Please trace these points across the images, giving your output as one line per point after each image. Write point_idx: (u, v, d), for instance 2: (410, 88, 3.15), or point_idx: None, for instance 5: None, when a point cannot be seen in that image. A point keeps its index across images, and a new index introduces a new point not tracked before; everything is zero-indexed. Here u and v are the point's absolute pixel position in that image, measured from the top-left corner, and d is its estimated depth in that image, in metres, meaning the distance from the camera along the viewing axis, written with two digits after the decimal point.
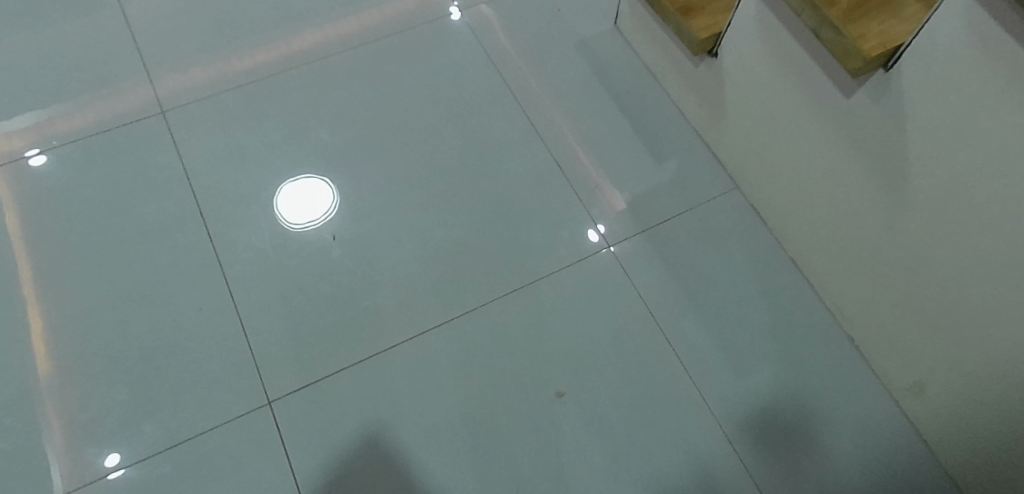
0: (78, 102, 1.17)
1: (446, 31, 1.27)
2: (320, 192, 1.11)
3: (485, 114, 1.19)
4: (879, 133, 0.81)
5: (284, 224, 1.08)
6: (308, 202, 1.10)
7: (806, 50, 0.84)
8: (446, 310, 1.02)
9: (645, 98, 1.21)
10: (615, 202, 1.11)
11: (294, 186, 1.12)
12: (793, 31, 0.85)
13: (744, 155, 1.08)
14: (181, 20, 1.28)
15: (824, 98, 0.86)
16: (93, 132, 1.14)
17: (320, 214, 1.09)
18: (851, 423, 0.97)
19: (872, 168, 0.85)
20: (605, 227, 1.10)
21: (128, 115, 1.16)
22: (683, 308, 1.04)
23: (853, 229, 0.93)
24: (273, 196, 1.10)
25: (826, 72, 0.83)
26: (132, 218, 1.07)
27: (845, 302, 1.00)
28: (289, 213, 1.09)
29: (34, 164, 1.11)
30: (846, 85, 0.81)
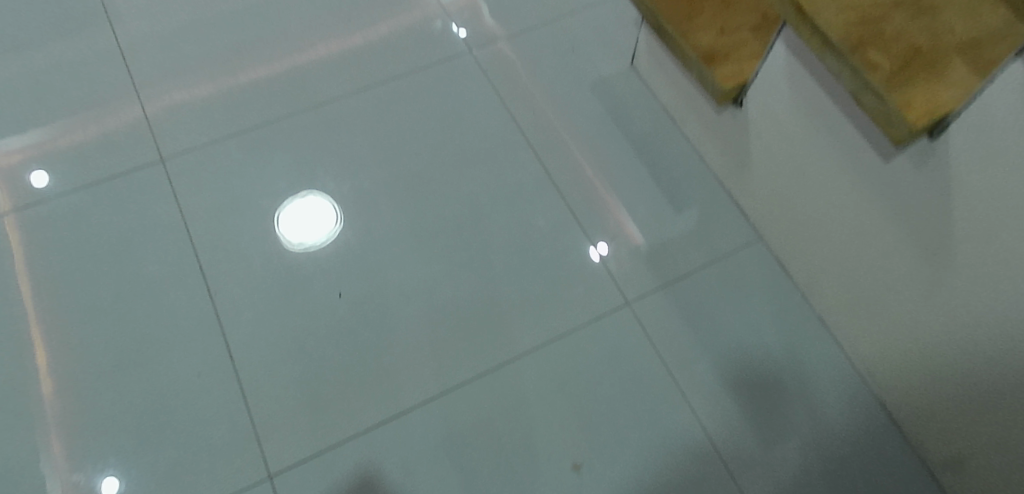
0: (82, 118, 1.14)
1: (456, 73, 1.23)
2: (324, 212, 1.09)
3: (497, 159, 1.14)
4: (919, 199, 0.76)
5: (283, 240, 1.07)
6: (311, 220, 1.09)
7: (841, 109, 0.79)
8: (457, 373, 0.98)
9: (664, 142, 1.15)
10: (633, 235, 1.07)
11: (295, 204, 1.10)
12: (827, 88, 0.80)
13: (768, 208, 1.02)
14: (180, 56, 1.22)
15: (859, 159, 0.81)
16: (99, 150, 1.12)
17: (323, 233, 1.08)
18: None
19: (908, 231, 0.80)
20: (606, 247, 1.07)
21: (136, 132, 1.14)
22: (705, 369, 0.98)
23: (887, 292, 0.87)
24: (274, 215, 1.09)
25: (862, 133, 0.79)
26: (127, 272, 1.02)
27: (876, 364, 0.95)
28: (290, 230, 1.08)
29: (38, 184, 1.08)
30: (884, 147, 0.77)
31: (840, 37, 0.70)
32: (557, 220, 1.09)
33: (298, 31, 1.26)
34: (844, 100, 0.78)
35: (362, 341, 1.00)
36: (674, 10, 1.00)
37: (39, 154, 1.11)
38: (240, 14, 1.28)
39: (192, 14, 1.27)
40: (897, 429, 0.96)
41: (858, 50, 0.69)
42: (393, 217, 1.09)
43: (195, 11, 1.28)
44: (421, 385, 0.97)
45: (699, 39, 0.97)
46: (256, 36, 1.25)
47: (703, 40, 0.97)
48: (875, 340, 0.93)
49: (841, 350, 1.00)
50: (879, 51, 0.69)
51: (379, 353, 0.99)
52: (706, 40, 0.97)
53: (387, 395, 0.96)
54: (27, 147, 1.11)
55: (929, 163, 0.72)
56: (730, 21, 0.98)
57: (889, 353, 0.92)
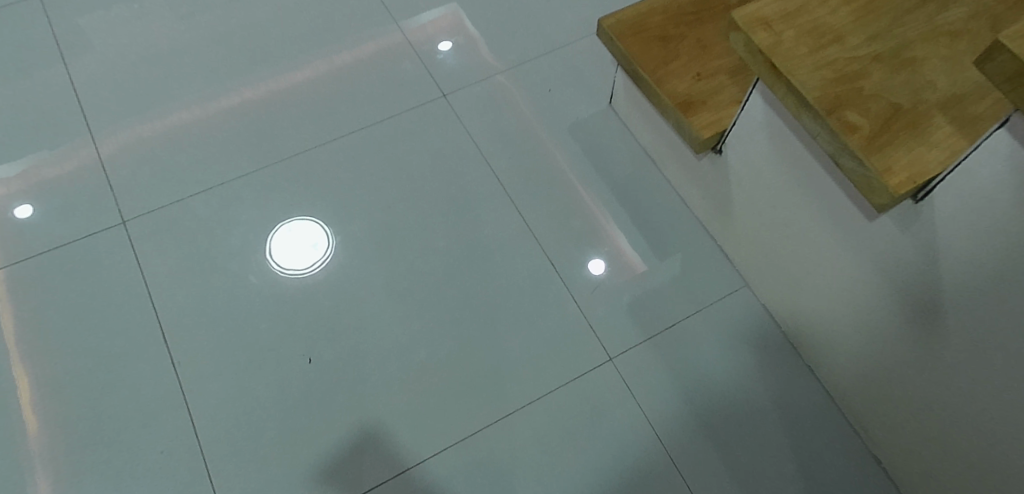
0: (66, 147, 1.13)
1: (430, 119, 1.19)
2: (316, 248, 1.07)
3: (473, 211, 1.10)
4: (907, 258, 0.72)
5: (268, 253, 1.06)
6: (303, 246, 1.07)
7: (822, 165, 0.76)
8: (432, 441, 0.94)
9: (645, 186, 1.11)
10: (635, 264, 1.04)
11: (286, 231, 1.09)
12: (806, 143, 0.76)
13: (754, 256, 0.99)
14: (143, 108, 1.18)
15: (845, 216, 0.78)
16: (83, 180, 1.10)
17: (315, 260, 1.06)
18: None
19: (897, 289, 0.76)
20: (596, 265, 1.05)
21: (121, 161, 1.13)
22: (694, 430, 0.94)
23: (878, 347, 0.83)
24: (265, 243, 1.07)
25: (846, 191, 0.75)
26: (86, 347, 0.98)
27: (869, 419, 0.91)
28: (282, 245, 1.07)
29: (22, 216, 1.07)
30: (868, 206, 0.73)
31: (817, 97, 0.67)
32: (537, 272, 1.05)
33: (267, 78, 1.22)
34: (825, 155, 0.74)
35: (335, 410, 0.95)
36: (648, 56, 0.97)
37: (22, 187, 1.09)
38: (206, 62, 1.23)
39: (155, 62, 1.23)
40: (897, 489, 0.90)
41: (835, 111, 0.66)
42: (366, 276, 1.05)
43: (159, 58, 1.23)
44: (396, 457, 0.93)
45: (675, 86, 0.94)
46: (223, 84, 1.21)
47: (678, 87, 0.94)
48: (868, 396, 0.89)
49: (834, 403, 0.96)
50: (858, 111, 0.66)
51: (353, 425, 0.95)
52: (681, 87, 0.94)
53: (362, 469, 0.92)
54: (12, 180, 1.10)
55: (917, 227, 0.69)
56: (706, 66, 0.96)
57: (886, 411, 0.87)
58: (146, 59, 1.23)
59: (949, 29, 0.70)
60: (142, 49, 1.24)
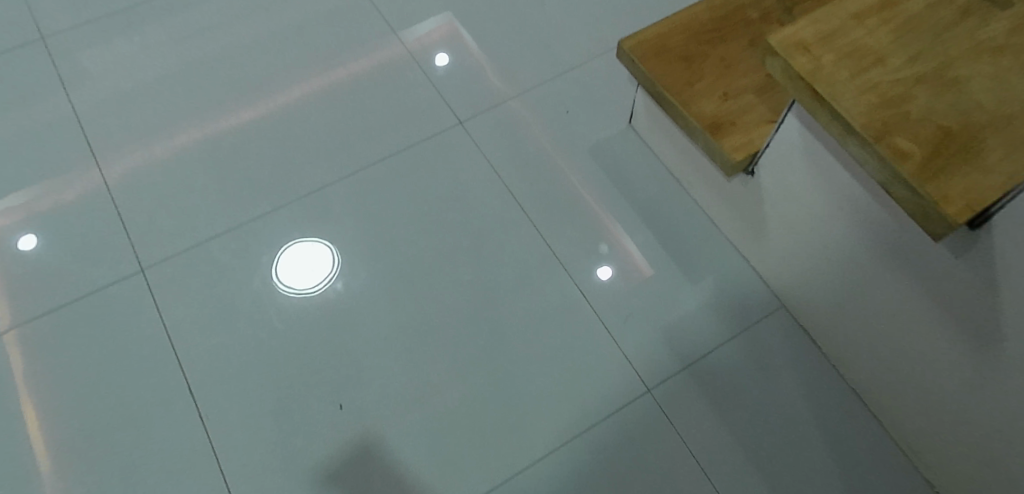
0: (72, 175, 1.12)
1: (449, 147, 1.17)
2: (323, 270, 1.06)
3: (497, 241, 1.08)
4: (959, 285, 0.70)
5: (275, 268, 1.06)
6: (309, 265, 1.06)
7: (866, 190, 0.74)
8: (472, 484, 0.91)
9: (673, 208, 1.09)
10: (643, 268, 1.04)
11: (294, 249, 1.08)
12: (847, 167, 0.74)
13: (792, 276, 0.97)
14: (155, 149, 1.15)
15: (890, 240, 0.76)
16: (87, 209, 1.10)
17: (321, 280, 1.05)
18: None
19: (947, 317, 0.74)
20: (604, 270, 1.04)
21: (124, 190, 1.12)
22: (739, 461, 0.91)
23: (928, 373, 0.81)
24: (271, 261, 1.06)
25: (892, 216, 0.73)
26: (110, 402, 0.95)
27: (920, 444, 0.88)
28: (289, 262, 1.07)
29: (24, 248, 1.06)
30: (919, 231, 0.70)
31: (863, 124, 0.64)
32: (567, 301, 1.03)
33: (279, 111, 1.20)
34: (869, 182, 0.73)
35: (371, 457, 0.93)
36: (672, 77, 0.95)
37: (27, 218, 1.08)
38: (216, 98, 1.21)
39: (165, 101, 1.21)
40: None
41: (884, 138, 0.64)
42: (393, 313, 1.02)
43: (168, 97, 1.21)
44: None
45: (702, 107, 0.92)
46: (234, 120, 1.19)
47: (706, 109, 0.92)
48: (919, 420, 0.87)
49: (882, 428, 0.93)
50: (907, 137, 0.64)
51: (389, 471, 0.92)
52: (709, 108, 0.92)
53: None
54: (18, 209, 1.09)
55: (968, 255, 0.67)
56: (732, 85, 0.93)
57: (939, 436, 0.84)
58: (155, 98, 1.21)
59: (993, 45, 0.67)
60: (151, 89, 1.22)
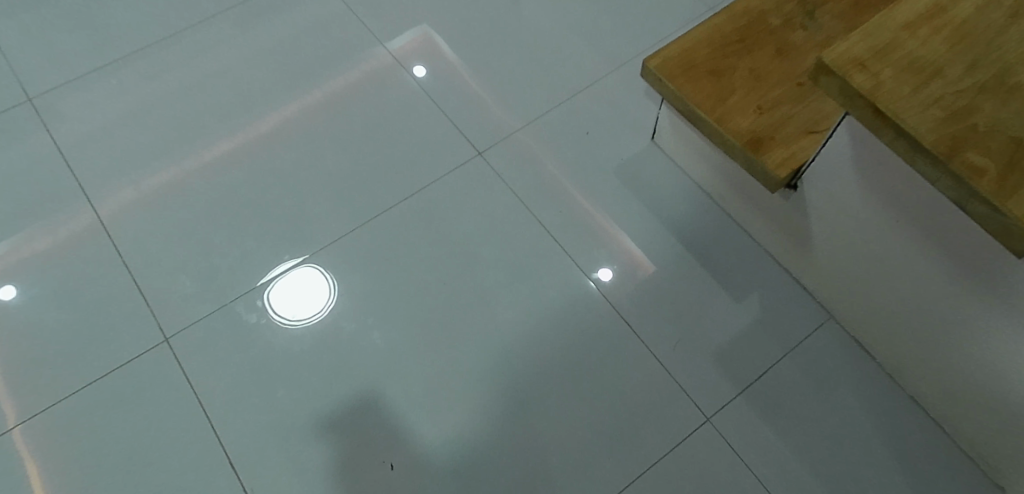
0: (50, 222, 1.13)
1: (471, 181, 1.17)
2: (317, 301, 1.07)
3: (533, 277, 1.08)
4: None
5: (272, 291, 1.08)
6: (307, 292, 1.08)
7: (915, 216, 0.76)
8: None
9: (708, 229, 1.12)
10: (644, 263, 1.09)
11: (294, 274, 1.09)
12: (895, 192, 0.77)
13: (841, 290, 0.99)
14: (169, 214, 1.14)
15: (949, 258, 0.77)
16: (75, 252, 1.10)
17: (319, 309, 1.06)
18: None
19: (1014, 333, 0.75)
20: (602, 272, 1.08)
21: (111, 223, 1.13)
22: (805, 481, 0.94)
23: (993, 383, 0.82)
24: (265, 292, 1.08)
25: (957, 235, 0.73)
26: (148, 484, 0.94)
27: (985, 450, 0.91)
28: (287, 286, 1.08)
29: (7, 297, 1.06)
30: (978, 252, 0.72)
31: (933, 141, 0.62)
32: (610, 334, 1.04)
33: (292, 163, 1.19)
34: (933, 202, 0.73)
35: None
36: (703, 94, 0.93)
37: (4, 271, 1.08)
38: (227, 153, 1.20)
39: (173, 160, 1.19)
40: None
41: (957, 154, 0.62)
42: (434, 359, 1.02)
43: (176, 156, 1.20)
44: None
45: (738, 124, 0.90)
46: (248, 175, 1.18)
47: (742, 125, 0.90)
48: (980, 427, 0.89)
49: (945, 434, 0.96)
50: (980, 151, 0.61)
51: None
52: (745, 124, 0.90)
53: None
54: None
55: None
56: (766, 98, 0.91)
57: (1005, 444, 0.87)
58: (162, 158, 1.19)
59: None
60: (156, 149, 1.20)
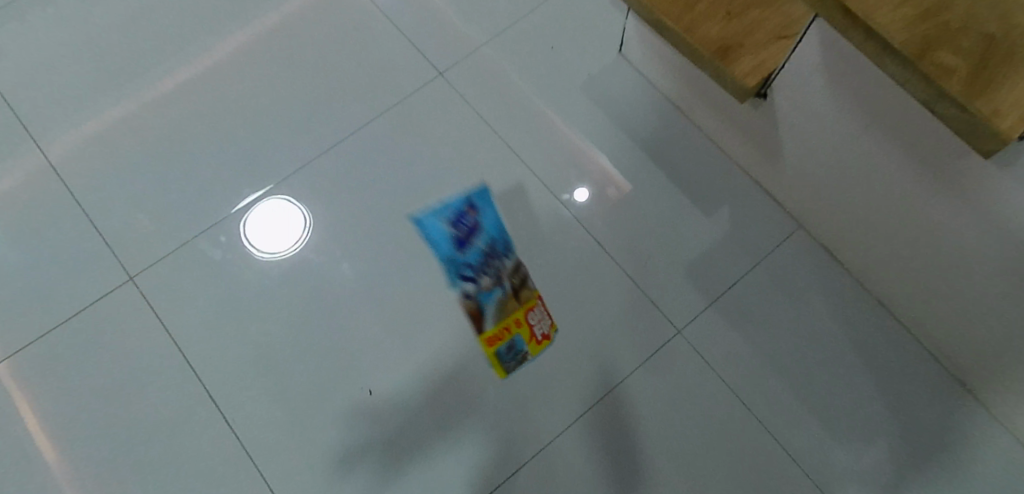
0: None
1: (433, 103, 1.13)
2: (290, 235, 1.04)
3: (502, 199, 1.06)
4: (991, 206, 0.72)
5: (247, 222, 1.05)
6: (280, 225, 1.05)
7: (888, 118, 0.75)
8: (521, 445, 0.94)
9: (677, 142, 1.10)
10: (621, 184, 1.07)
11: (268, 205, 1.06)
12: (866, 95, 0.75)
13: (810, 199, 0.99)
14: (120, 151, 1.09)
15: (920, 161, 0.76)
16: (25, 194, 1.06)
17: (292, 243, 1.04)
18: (983, 472, 0.92)
19: (979, 231, 0.76)
20: (581, 192, 1.07)
21: (59, 160, 1.08)
22: (775, 386, 0.97)
23: (958, 280, 0.84)
24: (239, 222, 1.05)
25: (928, 136, 0.72)
26: (129, 422, 0.94)
27: (948, 345, 0.94)
28: (261, 220, 1.05)
29: None
30: (949, 151, 0.71)
31: (903, 41, 0.60)
32: (582, 254, 1.03)
33: (244, 93, 1.13)
34: (904, 104, 0.71)
35: (410, 441, 0.94)
36: (669, 0, 0.88)
37: None
38: (175, 85, 1.13)
39: (118, 94, 1.13)
40: (982, 405, 0.95)
41: (927, 54, 0.59)
42: (408, 287, 1.01)
43: (120, 90, 1.13)
44: (486, 476, 0.92)
45: (706, 30, 0.86)
46: (199, 105, 1.12)
47: (711, 32, 0.86)
48: (944, 323, 0.92)
49: (909, 333, 1.00)
50: (951, 49, 0.59)
51: (437, 452, 0.93)
52: (714, 31, 0.86)
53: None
54: None
55: (1012, 174, 0.66)
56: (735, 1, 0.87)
57: (966, 337, 0.90)
58: (106, 93, 1.13)
59: None
60: (98, 83, 1.13)
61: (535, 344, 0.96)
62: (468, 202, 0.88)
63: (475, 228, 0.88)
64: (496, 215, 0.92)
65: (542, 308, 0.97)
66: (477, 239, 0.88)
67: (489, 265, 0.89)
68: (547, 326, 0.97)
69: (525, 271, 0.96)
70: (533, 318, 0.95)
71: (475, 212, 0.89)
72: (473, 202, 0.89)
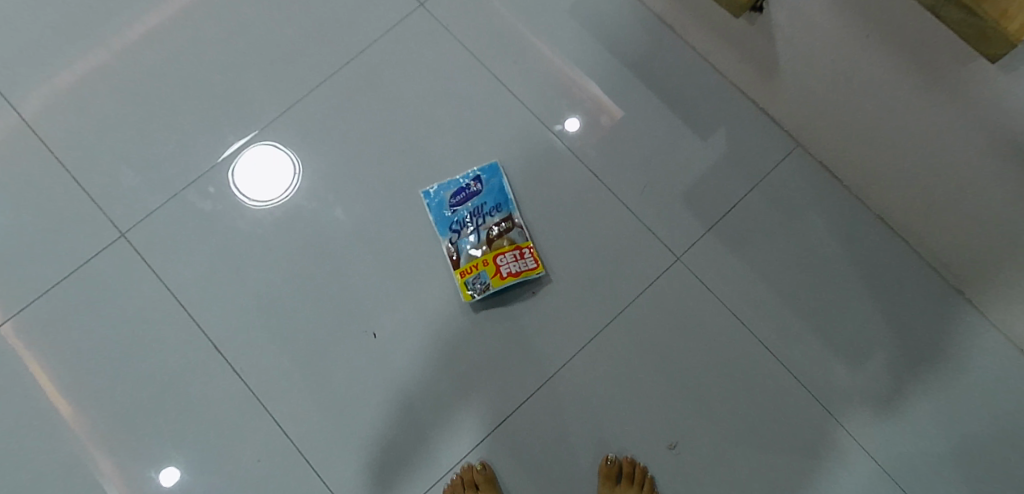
0: None
1: (416, 36, 1.08)
2: (280, 181, 1.02)
3: (494, 133, 1.04)
4: (997, 114, 0.70)
5: (235, 170, 1.03)
6: (269, 171, 1.03)
7: (892, 26, 0.72)
8: (527, 378, 0.95)
9: (671, 63, 1.06)
10: (614, 110, 1.05)
11: (255, 151, 1.04)
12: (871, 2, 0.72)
13: (808, 116, 0.97)
14: (95, 104, 1.05)
15: (924, 71, 0.74)
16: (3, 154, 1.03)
17: (283, 189, 1.02)
18: (980, 378, 0.95)
19: (984, 141, 0.74)
20: (572, 121, 1.04)
21: (32, 116, 1.04)
22: (775, 306, 0.98)
23: (961, 191, 0.83)
24: (226, 170, 1.03)
25: (932, 42, 0.70)
26: (138, 376, 0.95)
27: (948, 257, 0.95)
28: (250, 166, 1.03)
29: None
30: (957, 57, 0.69)
31: None
32: (578, 185, 1.02)
33: (218, 36, 1.08)
34: (908, 9, 0.69)
35: (417, 379, 0.95)
36: None
37: None
38: (145, 31, 1.08)
39: (86, 43, 1.08)
40: (979, 313, 0.97)
41: None
42: (404, 229, 1.00)
43: (87, 39, 1.08)
44: (494, 408, 0.94)
45: None
46: (171, 51, 1.08)
47: None
48: (945, 235, 0.92)
49: (909, 247, 1.00)
50: None
51: (444, 388, 0.95)
52: None
53: (469, 428, 0.94)
54: None
55: (1019, 77, 0.64)
56: None
57: (965, 247, 0.90)
58: (73, 43, 1.08)
59: None
60: (63, 32, 1.08)
61: (499, 280, 0.95)
62: (473, 176, 1.01)
63: (473, 195, 1.00)
64: (504, 184, 1.01)
65: (516, 253, 0.96)
66: (468, 204, 0.99)
67: (479, 220, 0.99)
68: (519, 269, 0.95)
69: (518, 223, 0.99)
70: (503, 260, 0.96)
71: (479, 182, 1.00)
72: (479, 176, 1.01)
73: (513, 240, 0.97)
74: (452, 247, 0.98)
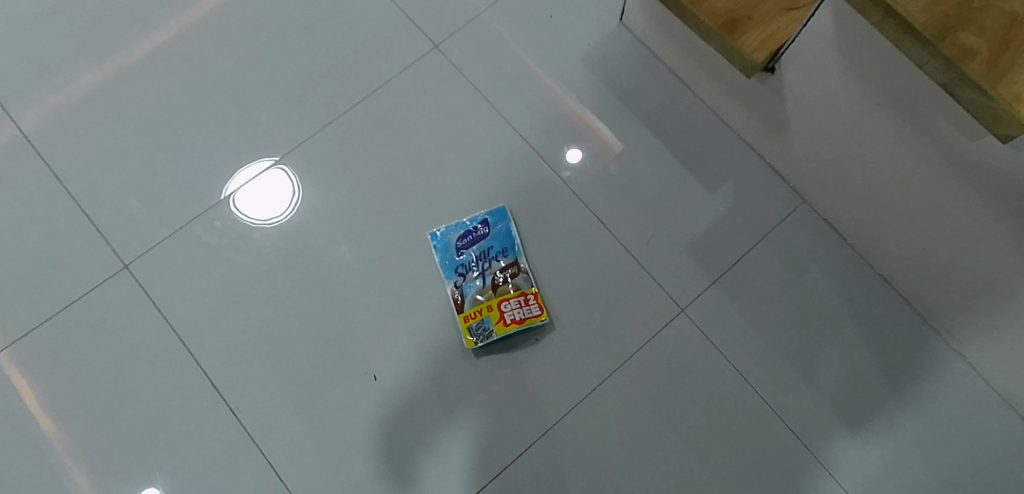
0: None
1: (429, 76, 1.09)
2: (280, 203, 1.03)
3: (501, 176, 1.04)
4: (1005, 186, 0.71)
5: (236, 191, 1.03)
6: (271, 193, 1.03)
7: (904, 96, 0.73)
8: (526, 427, 0.94)
9: (679, 115, 1.08)
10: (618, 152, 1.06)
11: (259, 174, 1.04)
12: (884, 72, 0.73)
13: (814, 173, 0.98)
14: (105, 131, 1.05)
15: (932, 141, 0.75)
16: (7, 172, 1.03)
17: (282, 211, 1.02)
18: (982, 444, 0.94)
19: (990, 211, 0.75)
20: (576, 161, 1.05)
21: (38, 136, 1.04)
22: (777, 361, 0.98)
23: (965, 258, 0.84)
24: (230, 198, 1.03)
25: (944, 115, 0.71)
26: (132, 409, 0.94)
27: (952, 321, 0.95)
28: (252, 188, 1.03)
29: None
30: (969, 130, 0.70)
31: (925, 21, 0.58)
32: (584, 232, 1.02)
33: (232, 69, 1.09)
34: (921, 81, 0.70)
35: (416, 423, 0.94)
36: None
37: None
38: (159, 60, 1.09)
39: (99, 70, 1.08)
40: (982, 378, 0.97)
41: (947, 35, 0.58)
42: (408, 269, 1.00)
43: (100, 64, 1.08)
44: (492, 457, 0.93)
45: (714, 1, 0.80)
46: (183, 81, 1.08)
47: (719, 4, 0.80)
48: (948, 300, 0.92)
49: (913, 308, 1.00)
50: (972, 30, 0.58)
51: (442, 433, 0.94)
52: (721, 2, 0.80)
53: (467, 476, 0.92)
54: None
55: None
56: None
57: (968, 312, 0.91)
58: (86, 70, 1.08)
59: None
60: (77, 58, 1.08)
61: (503, 327, 0.95)
62: (481, 219, 1.01)
63: (480, 238, 1.00)
64: (510, 228, 1.01)
65: (520, 299, 0.97)
66: (474, 247, 1.00)
67: (486, 264, 0.99)
68: (522, 316, 0.96)
69: (523, 269, 0.99)
70: (507, 306, 0.96)
71: (486, 226, 1.01)
72: (486, 219, 1.01)
73: (518, 286, 0.98)
74: (457, 291, 0.98)
